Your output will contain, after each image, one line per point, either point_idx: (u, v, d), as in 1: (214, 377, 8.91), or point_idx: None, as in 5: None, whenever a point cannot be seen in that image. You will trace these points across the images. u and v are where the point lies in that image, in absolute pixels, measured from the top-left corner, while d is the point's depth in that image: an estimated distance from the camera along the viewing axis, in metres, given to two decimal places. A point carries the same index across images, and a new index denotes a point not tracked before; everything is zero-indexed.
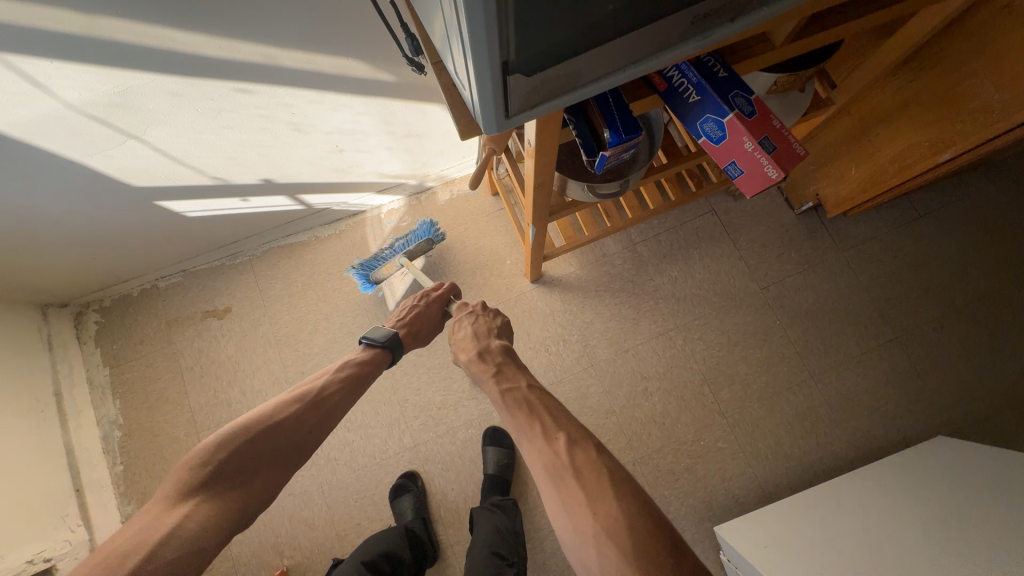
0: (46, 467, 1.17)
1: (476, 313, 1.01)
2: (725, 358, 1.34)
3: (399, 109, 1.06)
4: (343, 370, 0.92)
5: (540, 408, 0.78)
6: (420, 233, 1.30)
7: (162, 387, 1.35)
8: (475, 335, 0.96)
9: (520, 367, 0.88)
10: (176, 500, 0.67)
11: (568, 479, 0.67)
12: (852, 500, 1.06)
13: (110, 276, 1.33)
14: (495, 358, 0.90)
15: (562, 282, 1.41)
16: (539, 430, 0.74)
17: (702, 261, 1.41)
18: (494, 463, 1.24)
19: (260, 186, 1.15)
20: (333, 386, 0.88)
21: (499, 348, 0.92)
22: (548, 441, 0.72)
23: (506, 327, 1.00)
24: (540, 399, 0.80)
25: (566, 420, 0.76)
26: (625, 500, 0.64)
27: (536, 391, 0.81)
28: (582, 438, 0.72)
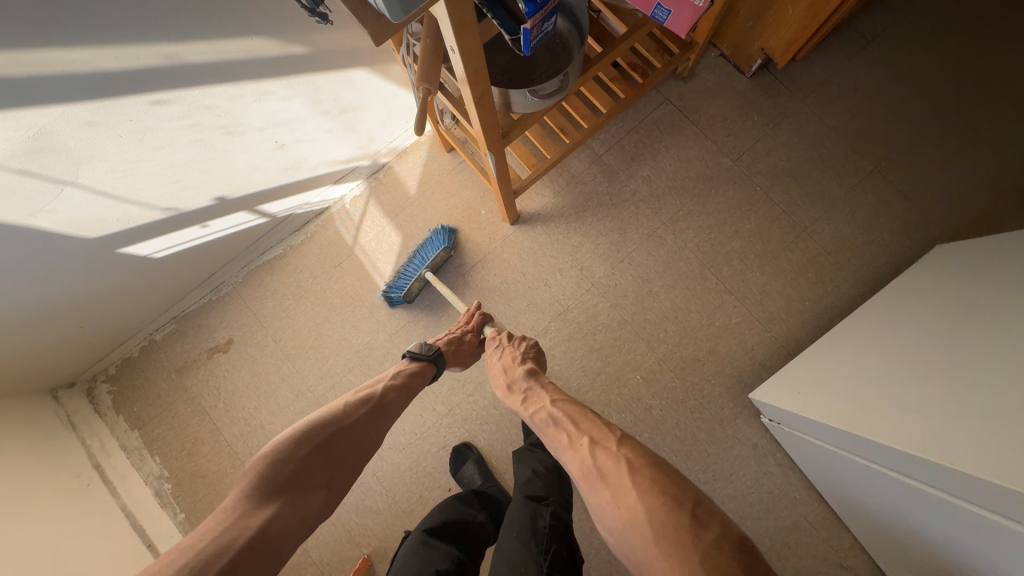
0: (113, 534, 1.21)
1: (503, 344, 1.01)
2: (718, 238, 1.35)
3: (324, 85, 1.03)
4: (397, 378, 0.94)
5: (565, 422, 0.82)
6: (436, 241, 1.34)
7: (194, 432, 1.37)
8: (502, 368, 0.97)
9: (544, 384, 0.92)
10: (256, 500, 0.68)
11: (597, 480, 0.71)
12: (869, 327, 1.09)
13: (104, 343, 1.33)
14: (521, 383, 0.92)
15: (541, 215, 1.40)
16: (568, 442, 0.79)
17: (670, 152, 1.40)
18: None
19: (216, 207, 1.14)
20: (391, 392, 0.90)
21: (523, 371, 0.94)
22: (577, 451, 0.77)
23: (531, 347, 1.02)
24: (566, 412, 0.84)
25: (591, 424, 0.80)
26: (646, 485, 0.66)
27: (561, 404, 0.85)
28: (607, 438, 0.76)
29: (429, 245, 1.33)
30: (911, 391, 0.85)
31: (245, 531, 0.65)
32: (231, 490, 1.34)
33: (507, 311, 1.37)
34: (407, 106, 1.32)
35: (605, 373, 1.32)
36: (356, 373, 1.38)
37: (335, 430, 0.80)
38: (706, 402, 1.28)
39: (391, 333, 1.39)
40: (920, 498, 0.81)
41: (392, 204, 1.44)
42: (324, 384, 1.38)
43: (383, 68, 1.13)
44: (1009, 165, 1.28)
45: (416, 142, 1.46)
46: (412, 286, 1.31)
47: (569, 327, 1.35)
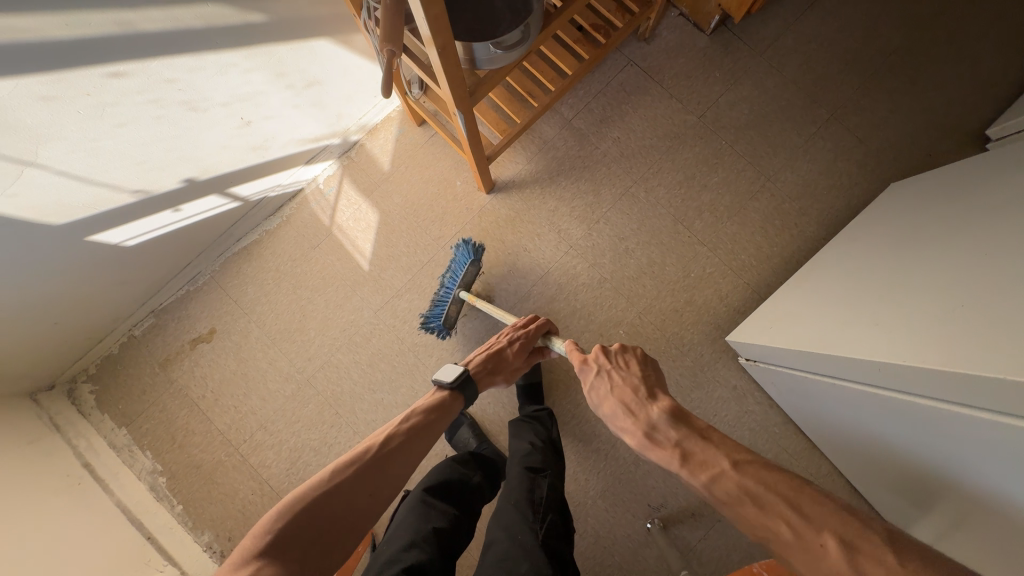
0: (109, 529, 1.20)
1: (610, 372, 0.81)
2: (687, 193, 1.39)
3: (286, 57, 1.02)
4: (412, 420, 0.81)
5: (778, 506, 0.56)
6: (460, 258, 1.26)
7: (184, 423, 1.37)
8: (626, 408, 0.74)
9: (713, 438, 0.65)
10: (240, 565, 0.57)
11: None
12: (833, 263, 1.15)
13: (83, 341, 1.30)
14: (668, 435, 0.67)
15: (516, 182, 1.42)
16: (791, 532, 0.54)
17: (638, 112, 1.43)
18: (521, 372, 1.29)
19: (185, 189, 1.12)
20: (403, 437, 0.77)
21: (667, 418, 0.69)
22: (816, 552, 0.51)
23: (653, 381, 0.79)
24: (769, 486, 0.57)
25: (821, 506, 0.54)
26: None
27: (757, 473, 0.59)
28: (864, 534, 0.50)
29: (454, 263, 1.27)
30: (878, 314, 0.91)
31: None
32: (228, 477, 1.35)
33: (489, 279, 1.39)
34: (372, 80, 1.31)
35: (588, 331, 1.36)
36: (344, 351, 1.39)
37: (333, 493, 0.66)
38: (686, 350, 1.34)
39: (375, 310, 1.40)
40: (891, 407, 0.86)
41: (366, 182, 1.44)
42: (312, 365, 1.38)
43: (344, 38, 1.12)
44: (954, 104, 1.36)
45: (386, 118, 1.46)
46: (451, 311, 1.29)
47: (551, 289, 1.38)
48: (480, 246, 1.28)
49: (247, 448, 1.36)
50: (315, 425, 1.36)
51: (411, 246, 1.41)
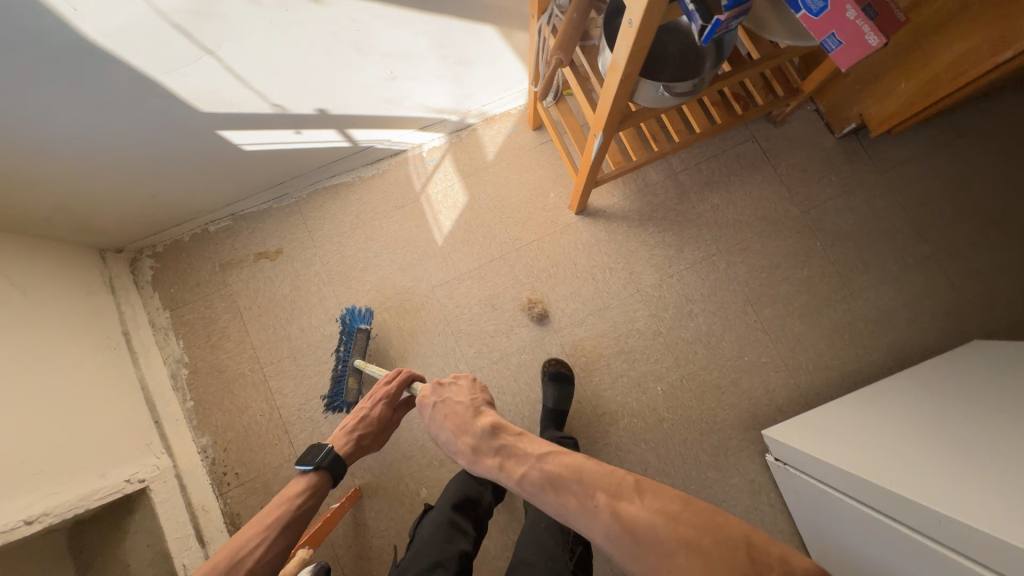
0: (127, 400, 1.23)
1: (441, 402, 0.87)
2: (766, 279, 1.39)
3: (454, 31, 1.07)
4: (272, 515, 0.83)
5: (566, 483, 0.67)
6: (348, 324, 1.31)
7: (223, 327, 1.40)
8: (457, 430, 0.82)
9: (520, 438, 0.77)
10: None
11: (630, 548, 0.60)
12: (895, 396, 1.13)
13: (165, 220, 1.36)
14: (488, 446, 0.77)
15: (606, 213, 1.44)
16: (576, 505, 0.65)
17: (744, 188, 1.44)
18: (552, 397, 1.27)
19: (313, 117, 1.16)
20: (259, 542, 0.79)
21: (487, 430, 0.79)
22: (595, 514, 0.63)
23: (476, 396, 0.88)
24: (560, 469, 0.70)
25: (595, 470, 0.67)
26: (691, 542, 0.57)
27: (549, 462, 0.71)
28: (620, 487, 0.64)
29: (344, 332, 1.31)
30: (925, 459, 0.89)
31: None
32: (244, 392, 1.37)
33: (549, 294, 1.40)
34: (512, 75, 1.35)
35: (628, 376, 1.35)
36: (392, 313, 1.41)
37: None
38: (716, 428, 1.32)
39: (434, 285, 1.42)
40: (909, 549, 0.83)
41: (467, 164, 1.47)
42: None
43: (510, 33, 1.16)
44: None
45: (506, 113, 1.50)
46: (351, 385, 1.26)
47: (605, 324, 1.38)
48: (368, 307, 1.35)
49: (270, 370, 1.38)
50: None
51: (486, 237, 1.44)
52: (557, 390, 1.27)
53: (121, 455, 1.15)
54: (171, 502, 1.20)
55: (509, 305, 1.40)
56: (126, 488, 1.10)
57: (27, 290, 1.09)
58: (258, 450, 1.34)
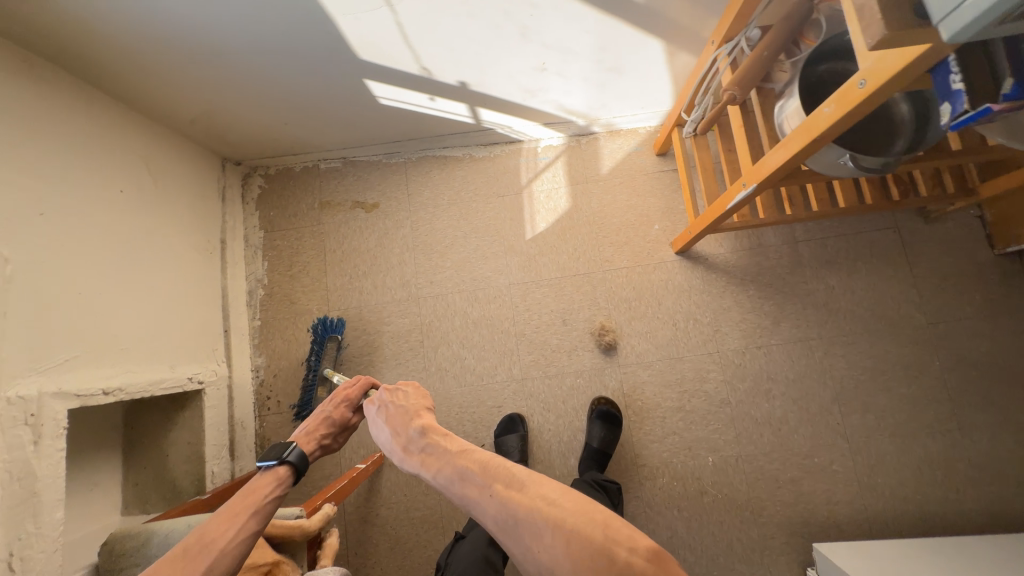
0: (208, 304, 1.30)
1: (386, 405, 0.82)
2: (865, 384, 1.25)
3: (622, 37, 1.01)
4: (242, 506, 0.67)
5: (471, 473, 0.67)
6: (320, 333, 1.30)
7: (305, 261, 1.45)
8: (391, 431, 0.78)
9: (445, 435, 0.75)
10: None
11: (513, 530, 0.59)
12: (987, 559, 0.98)
13: (286, 148, 1.41)
14: (415, 444, 0.75)
15: (707, 260, 1.34)
16: (475, 492, 0.65)
17: (868, 278, 1.30)
18: (598, 437, 1.20)
19: (453, 88, 1.16)
20: (205, 550, 0.60)
21: (419, 430, 0.76)
22: (488, 503, 0.63)
23: (419, 398, 0.84)
24: (472, 464, 0.69)
25: (497, 462, 0.68)
26: (560, 524, 0.57)
27: (464, 456, 0.70)
28: (514, 478, 0.64)
29: (314, 344, 1.30)
30: None
31: None
32: (306, 328, 1.41)
33: (623, 326, 1.33)
34: (655, 96, 1.28)
35: (681, 437, 1.26)
36: (462, 297, 1.39)
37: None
38: (760, 522, 1.21)
39: (510, 282, 1.39)
40: None
41: (578, 171, 1.43)
42: (429, 289, 1.40)
43: (675, 53, 1.09)
44: None
45: (633, 131, 1.44)
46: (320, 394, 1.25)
47: (673, 375, 1.30)
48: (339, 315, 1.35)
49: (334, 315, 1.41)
50: (398, 339, 1.39)
51: (576, 250, 1.39)
52: (605, 431, 1.21)
53: (189, 353, 1.21)
54: (216, 410, 1.26)
55: (579, 325, 1.34)
56: (187, 385, 1.16)
57: (157, 179, 1.16)
58: None
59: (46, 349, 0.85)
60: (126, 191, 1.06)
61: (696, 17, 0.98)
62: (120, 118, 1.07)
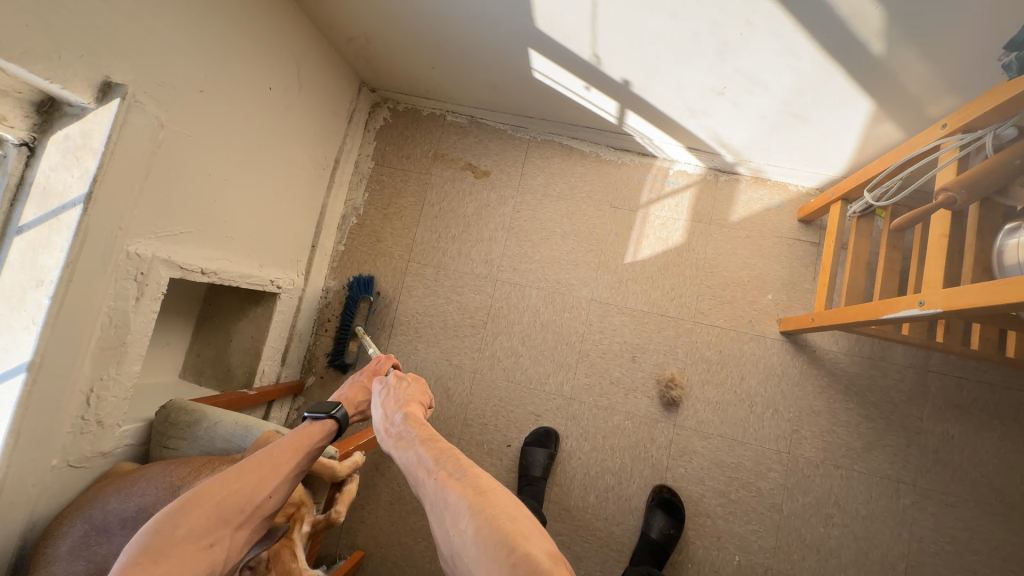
0: (307, 217, 1.33)
1: (387, 385, 0.81)
2: (948, 556, 1.07)
3: (830, 86, 0.87)
4: (300, 437, 0.69)
5: (424, 453, 0.67)
6: (353, 292, 1.38)
7: (402, 205, 1.45)
8: (379, 409, 0.78)
9: (420, 418, 0.74)
10: None
11: (439, 511, 0.60)
12: None
13: (422, 91, 1.39)
14: (389, 423, 0.74)
15: (814, 352, 1.19)
16: (423, 473, 0.66)
17: (1001, 443, 1.09)
18: (658, 529, 1.12)
19: (614, 83, 1.06)
20: (276, 471, 0.65)
21: (398, 411, 0.75)
22: (430, 484, 0.64)
23: (421, 392, 0.82)
24: (429, 448, 0.68)
25: (449, 450, 0.68)
26: (479, 511, 0.58)
27: (426, 439, 0.69)
28: (459, 466, 0.64)
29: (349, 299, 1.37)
30: None
31: None
32: (382, 269, 1.43)
33: (694, 386, 1.23)
34: (829, 158, 1.11)
35: (714, 522, 1.16)
36: (540, 295, 1.34)
37: (161, 551, 0.53)
38: None
39: (593, 297, 1.31)
40: None
41: (705, 209, 1.30)
42: (510, 275, 1.36)
43: (880, 121, 0.93)
44: None
45: (782, 185, 1.28)
46: (351, 347, 1.35)
47: (728, 456, 1.19)
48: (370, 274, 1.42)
49: (412, 267, 1.41)
50: (463, 312, 1.37)
51: (672, 290, 1.28)
52: (666, 523, 1.13)
53: (278, 258, 1.25)
54: (283, 316, 1.31)
55: (647, 367, 1.26)
56: (267, 288, 1.20)
57: (302, 86, 1.18)
58: None
59: (169, 218, 0.90)
60: (273, 90, 1.08)
61: (933, 88, 0.81)
62: (291, 18, 1.08)
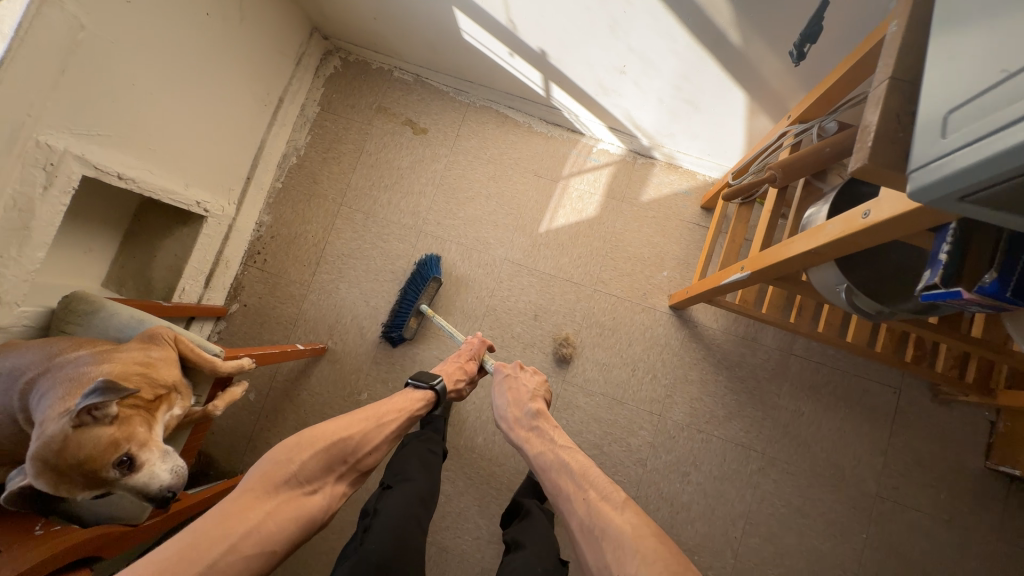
0: (243, 148, 1.39)
1: (513, 372, 1.03)
2: (781, 517, 1.19)
3: (706, 73, 0.97)
4: (398, 409, 0.89)
5: (569, 467, 0.79)
6: (424, 270, 1.36)
7: (342, 151, 1.51)
8: (512, 399, 0.96)
9: (550, 425, 0.91)
10: (251, 503, 0.66)
11: (593, 538, 0.66)
12: None
13: (371, 43, 1.46)
14: (528, 420, 0.92)
15: (696, 328, 1.30)
16: (570, 491, 0.75)
17: (841, 422, 1.21)
18: None
19: (532, 53, 1.15)
20: (375, 431, 0.82)
21: (533, 411, 0.93)
22: (578, 501, 0.72)
23: (540, 386, 1.02)
24: (570, 462, 0.80)
25: (600, 477, 0.75)
26: (654, 560, 0.60)
27: (565, 451, 0.82)
28: (610, 493, 0.71)
29: (417, 276, 1.35)
30: None
31: (236, 530, 0.62)
32: (316, 209, 1.49)
33: (585, 347, 1.33)
34: (723, 149, 1.22)
35: None
36: (459, 249, 1.42)
37: (284, 480, 0.71)
38: None
39: (506, 257, 1.40)
40: None
41: (620, 187, 1.39)
42: (434, 228, 1.44)
43: (756, 114, 1.03)
44: None
45: (692, 173, 1.37)
46: (412, 323, 1.33)
47: (606, 413, 1.29)
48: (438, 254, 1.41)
49: (343, 210, 1.48)
50: (386, 259, 1.44)
51: (579, 258, 1.37)
52: None
53: (207, 181, 1.30)
54: (210, 240, 1.37)
55: (546, 326, 1.35)
56: (193, 208, 1.26)
57: (245, 18, 1.22)
58: (290, 257, 1.48)
59: (85, 119, 0.95)
60: (210, 16, 1.12)
61: (787, 83, 0.91)
62: None
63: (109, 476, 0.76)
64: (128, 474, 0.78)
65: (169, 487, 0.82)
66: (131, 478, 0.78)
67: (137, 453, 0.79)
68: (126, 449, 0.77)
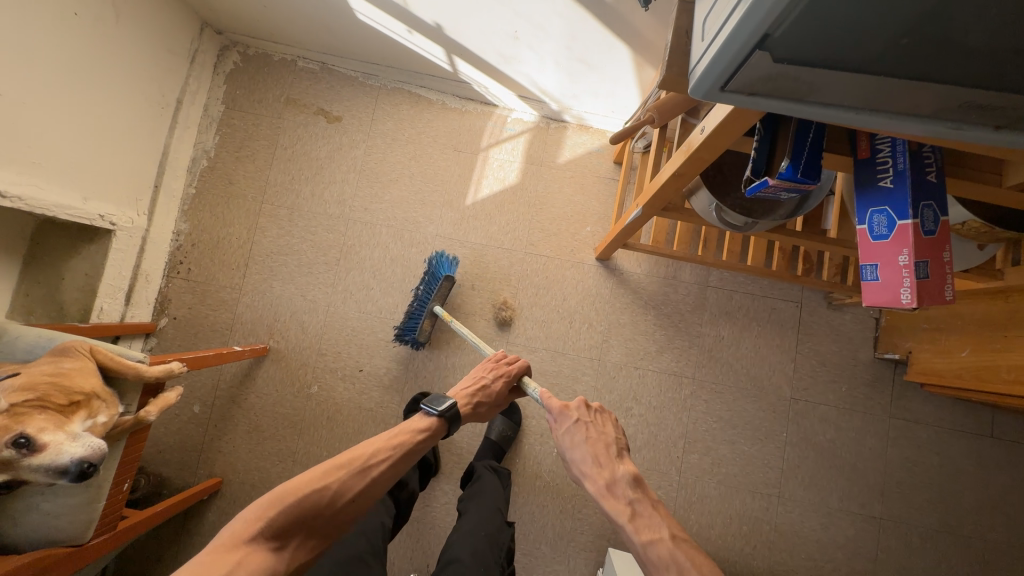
0: (144, 155, 1.33)
1: (584, 421, 0.82)
2: (714, 432, 1.32)
3: (590, 29, 1.04)
4: (396, 443, 0.81)
5: (688, 564, 0.65)
6: (435, 268, 1.32)
7: (255, 148, 1.47)
8: (592, 457, 0.77)
9: (650, 496, 0.74)
10: (217, 557, 0.61)
11: None
12: None
13: (269, 34, 1.42)
14: (625, 490, 0.73)
15: (623, 275, 1.39)
16: None
17: (756, 340, 1.35)
18: (497, 431, 1.31)
19: (429, 26, 1.17)
20: (360, 477, 0.74)
21: (628, 477, 0.75)
22: None
23: (617, 433, 0.83)
24: (688, 557, 0.66)
25: None
26: None
27: (679, 541, 0.68)
28: None
29: (433, 275, 1.31)
30: None
31: None
32: (236, 211, 1.45)
33: (524, 309, 1.39)
34: (623, 103, 1.30)
35: (537, 422, 1.36)
36: (390, 232, 1.43)
37: (252, 535, 0.64)
38: (577, 515, 1.31)
39: (437, 233, 1.43)
40: None
41: (538, 153, 1.45)
42: (361, 214, 1.44)
43: (641, 65, 1.11)
44: None
45: (602, 132, 1.45)
46: (425, 326, 1.29)
47: (551, 366, 1.36)
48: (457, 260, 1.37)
49: (265, 208, 1.45)
50: (317, 251, 1.44)
51: (507, 225, 1.43)
52: (505, 427, 1.32)
53: (108, 193, 1.24)
54: (123, 255, 1.31)
55: (484, 294, 1.40)
56: (97, 222, 1.21)
57: (120, 15, 1.15)
58: (216, 263, 1.44)
59: None
60: (80, 16, 1.06)
61: (659, 32, 0.99)
62: None
63: (8, 457, 0.73)
64: (31, 454, 0.74)
65: (84, 460, 0.77)
66: (36, 459, 0.74)
67: (37, 435, 0.75)
68: (19, 430, 0.74)
